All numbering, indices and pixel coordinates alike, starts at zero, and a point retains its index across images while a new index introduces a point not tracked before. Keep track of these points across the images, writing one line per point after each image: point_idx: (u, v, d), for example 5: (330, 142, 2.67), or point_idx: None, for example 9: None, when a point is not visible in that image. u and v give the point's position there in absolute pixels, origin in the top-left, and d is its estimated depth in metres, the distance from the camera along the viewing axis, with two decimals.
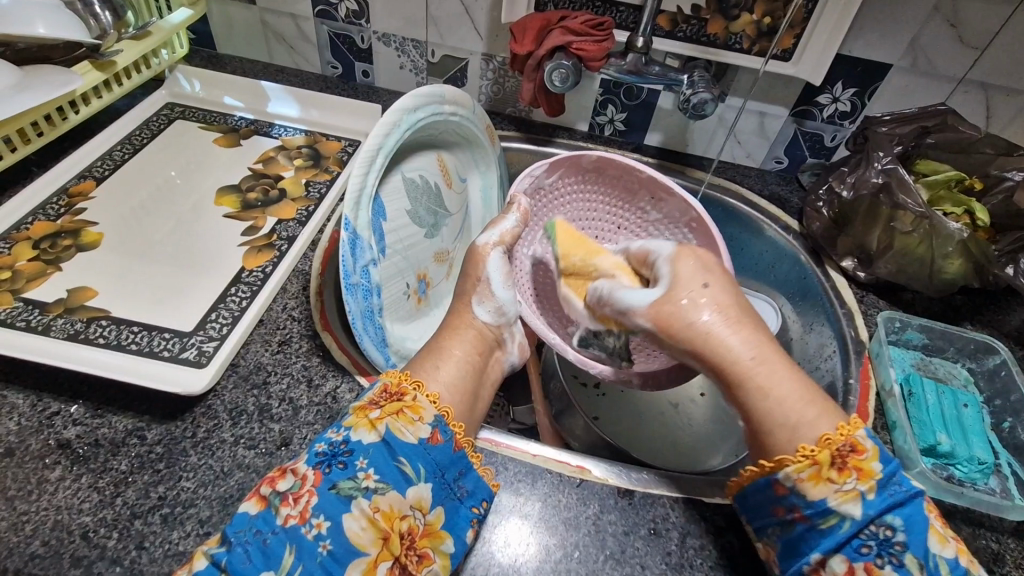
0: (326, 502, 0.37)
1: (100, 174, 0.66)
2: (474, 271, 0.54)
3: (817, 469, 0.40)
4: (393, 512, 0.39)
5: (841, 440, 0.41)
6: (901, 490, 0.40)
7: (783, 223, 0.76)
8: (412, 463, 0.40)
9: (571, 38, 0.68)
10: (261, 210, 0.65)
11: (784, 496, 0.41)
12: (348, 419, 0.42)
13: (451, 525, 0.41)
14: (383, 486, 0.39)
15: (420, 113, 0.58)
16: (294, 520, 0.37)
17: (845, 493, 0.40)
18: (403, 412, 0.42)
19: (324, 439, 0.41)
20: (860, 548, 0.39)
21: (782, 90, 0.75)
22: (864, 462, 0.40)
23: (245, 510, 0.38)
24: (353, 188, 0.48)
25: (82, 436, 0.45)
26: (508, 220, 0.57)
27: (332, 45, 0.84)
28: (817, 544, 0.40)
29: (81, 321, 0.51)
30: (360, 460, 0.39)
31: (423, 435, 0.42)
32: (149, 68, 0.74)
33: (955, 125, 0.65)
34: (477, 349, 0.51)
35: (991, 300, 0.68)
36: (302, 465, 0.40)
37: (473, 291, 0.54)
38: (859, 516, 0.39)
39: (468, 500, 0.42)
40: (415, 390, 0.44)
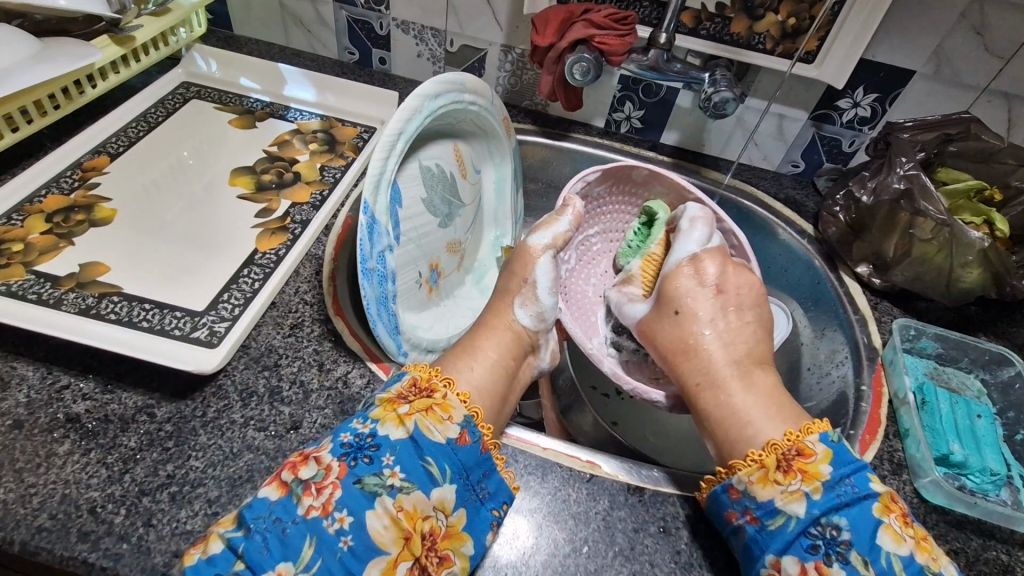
0: (350, 497, 0.37)
1: (115, 150, 0.66)
2: (521, 270, 0.55)
3: (763, 472, 0.42)
4: (416, 512, 0.39)
5: (787, 444, 0.43)
6: (849, 491, 0.40)
7: (798, 227, 0.75)
8: (438, 463, 0.40)
9: (594, 31, 0.68)
10: (275, 193, 0.65)
11: (737, 499, 0.43)
12: (376, 410, 0.42)
13: (472, 527, 0.41)
14: (408, 485, 0.39)
15: (441, 100, 0.57)
16: (316, 512, 0.37)
17: (790, 494, 0.41)
18: (433, 409, 0.42)
19: (351, 429, 0.41)
20: (810, 548, 0.39)
21: (803, 93, 0.75)
22: (810, 464, 0.42)
23: (265, 495, 0.38)
24: (374, 171, 0.47)
25: (91, 411, 0.44)
26: (563, 223, 0.58)
27: (350, 30, 0.84)
28: (767, 544, 0.40)
29: (93, 296, 0.51)
30: (387, 456, 0.39)
31: (451, 435, 0.42)
32: (167, 46, 0.74)
33: (978, 134, 0.65)
34: (512, 353, 0.52)
35: (1005, 312, 0.67)
36: (326, 455, 0.39)
37: (518, 291, 0.55)
38: (804, 514, 0.40)
39: (489, 502, 0.42)
40: (445, 387, 0.45)
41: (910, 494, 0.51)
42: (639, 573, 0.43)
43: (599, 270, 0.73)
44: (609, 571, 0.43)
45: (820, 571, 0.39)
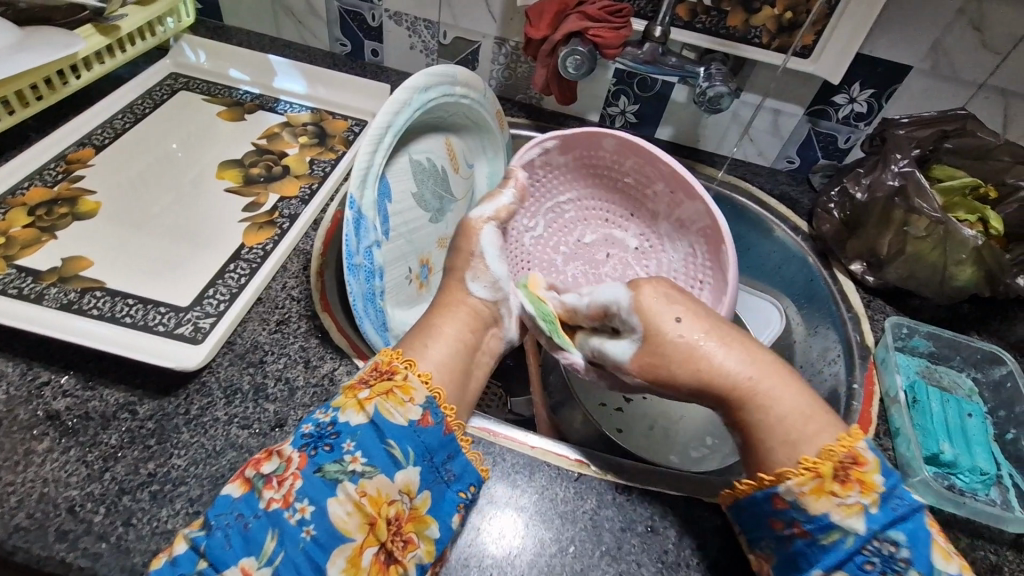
0: (310, 486, 0.37)
1: (100, 143, 0.65)
2: (465, 245, 0.53)
3: (819, 482, 0.39)
4: (381, 496, 0.38)
5: (842, 450, 0.40)
6: (906, 504, 0.38)
7: (792, 224, 0.75)
8: (401, 445, 0.40)
9: (588, 23, 0.67)
10: (263, 186, 0.64)
11: (785, 509, 0.40)
12: (338, 399, 0.42)
13: (438, 510, 0.40)
14: (371, 469, 0.38)
15: (431, 93, 0.56)
16: (277, 504, 0.37)
17: (848, 508, 0.38)
18: (393, 392, 0.41)
19: (312, 420, 0.41)
20: (863, 565, 0.38)
21: (800, 88, 0.74)
22: (867, 474, 0.39)
23: (228, 493, 0.38)
24: (360, 165, 0.46)
25: (72, 408, 0.44)
26: (505, 197, 0.57)
27: (342, 21, 0.83)
28: (818, 560, 0.39)
29: (75, 291, 0.50)
30: (347, 443, 0.39)
31: (413, 417, 0.41)
32: (155, 36, 0.72)
33: (973, 131, 0.64)
34: (470, 328, 0.49)
35: (999, 310, 0.67)
36: (288, 448, 0.39)
37: (467, 267, 0.52)
38: (863, 531, 0.38)
39: (455, 484, 0.42)
40: (406, 368, 0.43)
41: None
42: (626, 572, 0.43)
43: (572, 239, 0.72)
44: (594, 571, 0.42)
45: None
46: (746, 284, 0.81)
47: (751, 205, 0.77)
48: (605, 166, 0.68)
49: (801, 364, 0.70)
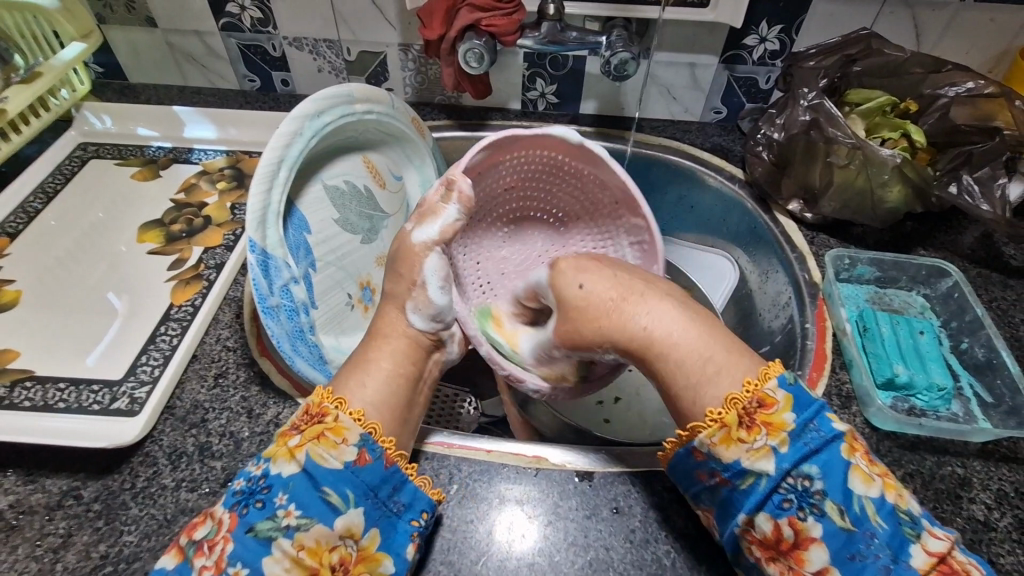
0: (243, 548, 0.37)
1: (14, 230, 0.64)
2: (407, 272, 0.48)
3: (727, 431, 0.39)
4: (321, 546, 0.37)
5: (748, 396, 0.39)
6: (816, 437, 0.38)
7: (727, 173, 0.74)
8: (338, 490, 0.39)
9: (479, 15, 0.65)
10: (186, 241, 0.63)
11: (703, 462, 0.40)
12: (269, 449, 0.41)
13: (389, 545, 0.40)
14: (307, 521, 0.38)
15: (327, 117, 0.55)
16: (210, 570, 0.36)
17: (756, 451, 0.38)
18: (325, 435, 0.40)
19: (245, 475, 0.40)
20: (781, 503, 0.38)
21: (708, 37, 0.72)
22: (774, 415, 0.39)
23: (163, 566, 0.38)
24: (254, 207, 0.46)
25: (15, 505, 0.43)
26: (451, 213, 0.49)
27: (245, 58, 0.81)
28: (743, 506, 0.39)
29: (4, 385, 0.49)
30: (280, 496, 0.38)
31: (348, 458, 0.40)
32: (49, 110, 0.71)
33: (879, 49, 0.65)
34: (409, 359, 0.47)
35: (942, 221, 0.66)
36: (220, 508, 0.39)
37: (407, 295, 0.48)
38: (774, 471, 0.38)
39: (405, 514, 0.41)
40: (338, 408, 0.41)
41: (861, 425, 0.50)
42: (596, 559, 0.42)
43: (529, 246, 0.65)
44: (564, 567, 0.42)
45: (795, 526, 0.38)
46: (696, 241, 0.80)
47: (684, 161, 0.76)
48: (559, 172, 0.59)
49: (759, 311, 0.69)
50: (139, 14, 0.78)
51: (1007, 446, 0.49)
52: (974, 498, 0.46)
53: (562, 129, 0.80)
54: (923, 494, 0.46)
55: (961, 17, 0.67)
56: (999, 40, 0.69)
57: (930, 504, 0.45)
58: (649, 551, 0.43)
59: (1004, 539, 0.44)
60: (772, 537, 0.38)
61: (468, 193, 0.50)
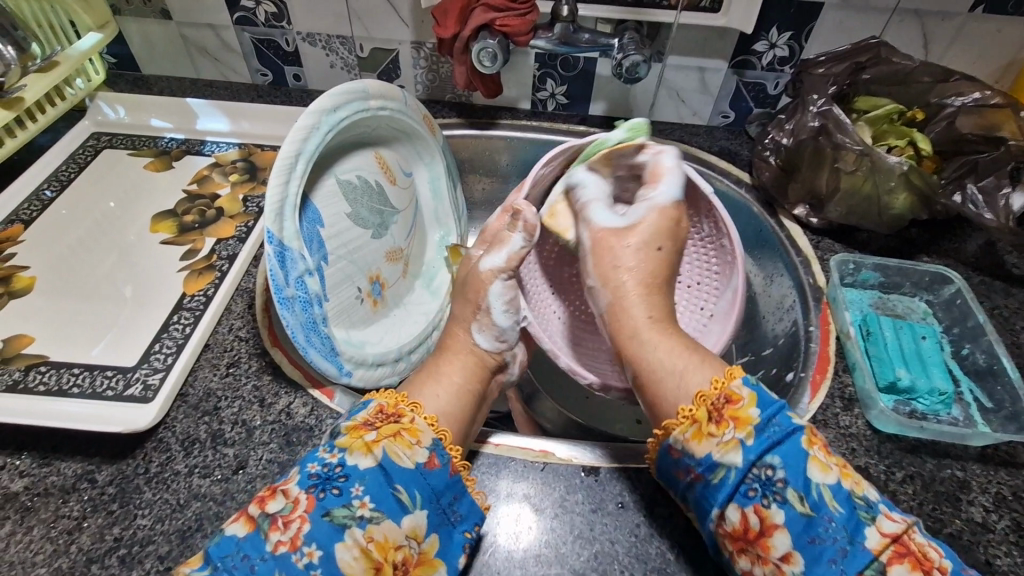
0: (319, 531, 0.37)
1: (28, 217, 0.64)
2: (475, 297, 0.52)
3: (697, 427, 0.42)
4: (388, 541, 0.38)
5: (715, 393, 0.42)
6: (778, 430, 0.40)
7: (734, 177, 0.74)
8: (408, 489, 0.40)
9: (494, 15, 0.66)
10: (199, 232, 0.63)
11: (679, 459, 0.42)
12: (343, 439, 0.41)
13: (445, 551, 0.40)
14: (378, 514, 0.38)
15: (343, 113, 0.55)
16: (284, 547, 0.37)
17: (725, 445, 0.40)
18: (401, 435, 0.41)
19: (318, 459, 0.40)
20: (747, 493, 0.39)
21: (718, 43, 0.73)
22: (740, 410, 0.41)
23: (233, 533, 0.38)
24: (273, 200, 0.47)
25: (30, 487, 0.44)
26: (516, 240, 0.51)
27: (258, 52, 0.82)
28: (714, 499, 0.40)
29: (19, 370, 0.50)
30: (356, 487, 0.39)
31: (420, 460, 0.41)
32: (64, 99, 0.72)
33: (888, 58, 0.66)
34: (476, 376, 0.50)
35: (946, 229, 0.67)
36: (294, 487, 0.39)
37: (471, 318, 0.52)
38: (741, 463, 0.40)
39: (461, 525, 0.41)
40: (412, 412, 0.43)
41: (863, 428, 0.51)
42: (601, 552, 0.43)
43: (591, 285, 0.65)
44: (569, 558, 0.43)
45: (760, 515, 0.39)
46: None
47: (691, 164, 0.76)
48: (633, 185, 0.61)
49: (762, 314, 0.70)
50: (154, 6, 0.79)
51: (1005, 450, 0.49)
52: (973, 501, 0.47)
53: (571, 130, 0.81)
54: (922, 496, 0.47)
55: (969, 27, 0.68)
56: (1007, 50, 0.69)
57: (929, 506, 0.46)
58: (653, 545, 0.44)
59: (1001, 541, 0.44)
60: (741, 528, 0.39)
61: (534, 222, 0.51)
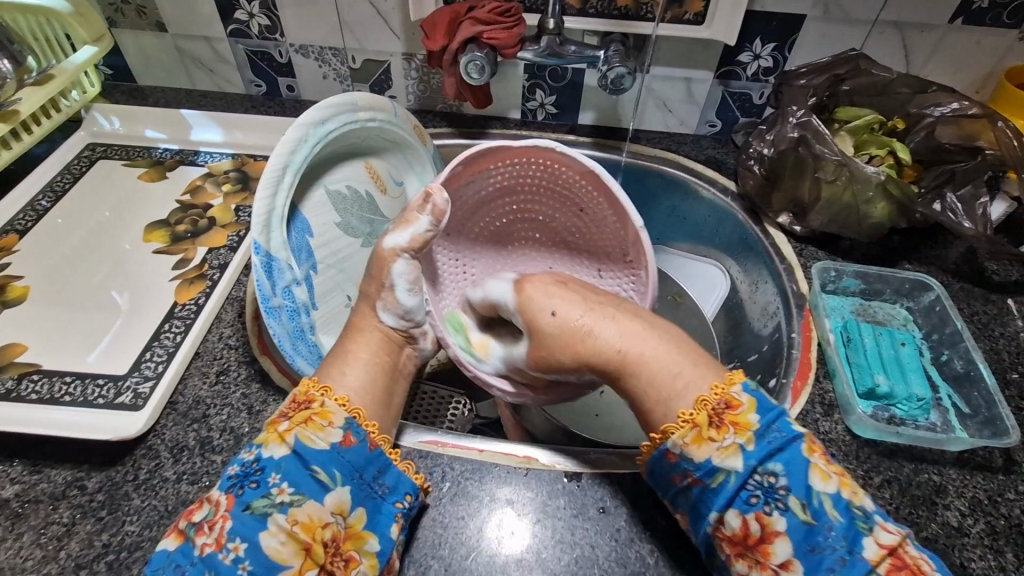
0: (241, 525, 0.38)
1: (23, 227, 0.65)
2: (379, 274, 0.50)
3: (698, 432, 0.41)
4: (313, 522, 0.39)
5: (715, 398, 0.42)
6: (779, 436, 0.40)
7: (720, 185, 0.76)
8: (327, 469, 0.40)
9: (481, 28, 0.67)
10: (191, 241, 0.64)
11: (677, 463, 0.42)
12: (261, 435, 0.42)
13: (374, 524, 0.41)
14: (299, 497, 0.39)
15: (331, 125, 0.57)
16: (210, 548, 0.38)
17: (725, 449, 0.40)
18: (313, 419, 0.42)
19: (238, 460, 0.41)
20: (748, 500, 0.40)
21: (703, 54, 0.74)
22: (741, 415, 0.41)
23: (165, 547, 0.39)
24: (260, 212, 0.48)
25: (21, 494, 0.45)
26: (423, 222, 0.50)
27: (251, 63, 0.83)
28: (714, 503, 0.40)
29: (11, 378, 0.51)
30: (273, 476, 0.39)
31: (334, 440, 0.41)
32: (60, 111, 0.73)
33: (868, 69, 0.67)
34: (384, 350, 0.50)
35: (928, 237, 0.68)
36: (216, 491, 0.40)
37: (377, 295, 0.50)
38: (742, 468, 0.40)
39: (390, 496, 0.42)
40: (323, 395, 0.44)
41: (842, 433, 0.52)
42: (582, 557, 0.44)
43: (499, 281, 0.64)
44: (550, 563, 0.44)
45: (761, 521, 0.39)
46: (689, 250, 0.82)
47: (678, 172, 0.77)
48: (555, 181, 0.61)
49: (749, 320, 0.71)
50: (150, 19, 0.80)
51: (982, 455, 0.50)
52: (949, 505, 0.47)
53: (560, 139, 0.82)
54: (899, 500, 0.48)
55: (948, 39, 0.69)
56: (986, 61, 0.70)
57: (906, 510, 0.47)
58: (633, 550, 0.44)
59: (975, 544, 0.45)
60: (741, 533, 0.40)
61: (443, 206, 0.50)
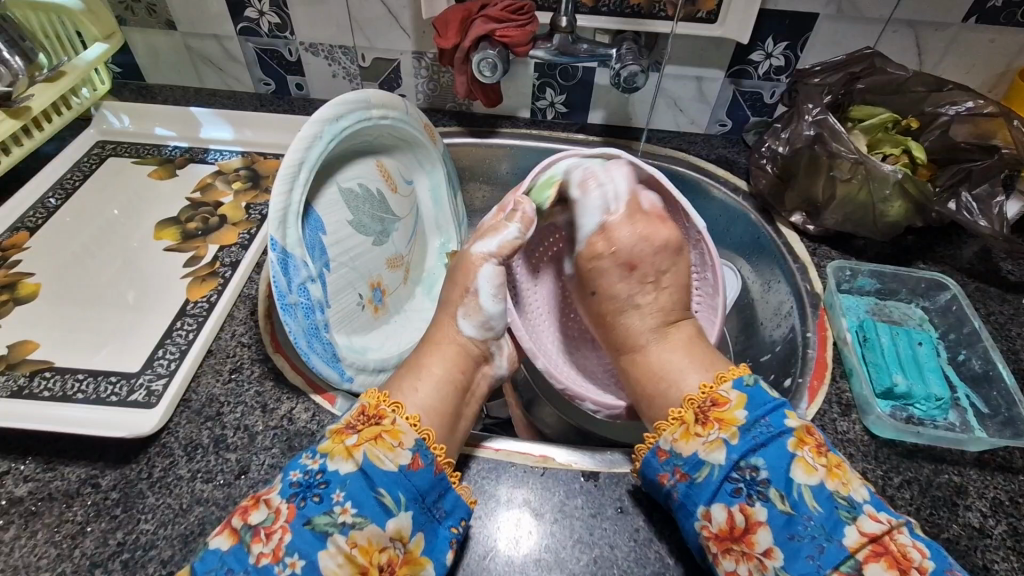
0: (301, 540, 0.37)
1: (34, 224, 0.65)
2: (463, 279, 0.51)
3: (685, 428, 0.44)
4: (372, 545, 0.38)
5: (702, 397, 0.46)
6: (764, 431, 0.42)
7: (731, 185, 0.75)
8: (392, 492, 0.40)
9: (493, 26, 0.67)
10: (202, 239, 0.64)
11: (666, 461, 0.44)
12: (326, 443, 0.42)
13: (432, 549, 0.41)
14: (361, 519, 0.39)
15: (345, 122, 0.56)
16: (267, 558, 0.37)
17: (711, 444, 0.43)
18: (383, 437, 0.42)
19: (300, 466, 0.41)
20: (732, 492, 0.41)
21: (715, 52, 0.74)
22: (725, 412, 0.44)
23: (217, 546, 0.38)
24: (276, 208, 0.48)
25: (34, 492, 0.44)
26: (512, 231, 0.52)
27: (261, 61, 0.83)
28: (698, 498, 0.42)
29: (24, 375, 0.51)
30: (337, 492, 0.39)
31: (403, 461, 0.41)
32: (70, 108, 0.73)
33: (882, 68, 0.66)
34: (458, 367, 0.49)
35: (942, 236, 0.68)
36: (276, 497, 0.39)
37: (460, 303, 0.51)
38: (725, 461, 0.42)
39: (447, 520, 0.42)
40: (394, 412, 0.44)
41: (861, 433, 0.51)
42: (600, 557, 0.43)
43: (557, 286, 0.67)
44: (569, 563, 0.43)
45: (745, 512, 0.40)
46: None
47: (689, 172, 0.77)
48: None
49: (760, 321, 0.71)
50: (160, 17, 0.80)
51: (1002, 455, 0.50)
52: (970, 506, 0.47)
53: (570, 138, 0.82)
54: (920, 501, 0.47)
55: (962, 37, 0.69)
56: (1000, 59, 0.70)
57: (927, 511, 0.47)
58: (652, 550, 0.44)
59: (998, 545, 0.45)
60: (727, 527, 0.41)
61: (531, 216, 0.53)
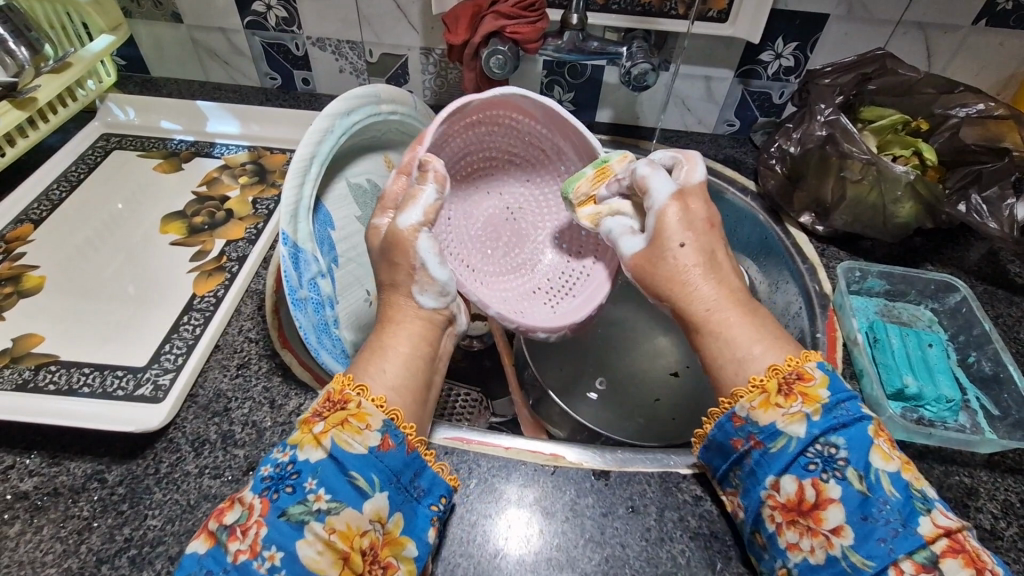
0: (278, 532, 0.36)
1: (38, 217, 0.65)
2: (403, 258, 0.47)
3: (765, 396, 0.41)
4: (352, 530, 0.37)
5: (788, 368, 0.42)
6: (845, 414, 0.39)
7: (740, 185, 0.75)
8: (365, 475, 0.38)
9: (504, 22, 0.66)
10: (208, 234, 0.63)
11: (741, 426, 0.41)
12: (295, 434, 0.40)
13: (412, 528, 0.40)
14: (337, 504, 0.37)
15: (355, 117, 0.56)
16: (245, 555, 0.35)
17: (792, 415, 0.40)
18: (349, 421, 0.39)
19: (272, 460, 0.39)
20: (807, 466, 0.39)
21: (724, 52, 0.74)
22: (810, 388, 0.40)
23: (194, 550, 0.37)
24: (287, 203, 0.48)
25: (40, 487, 0.44)
26: (429, 193, 0.47)
27: (267, 55, 0.82)
28: (769, 468, 0.40)
29: (29, 369, 0.50)
30: (310, 481, 0.37)
31: (372, 444, 0.39)
32: (76, 100, 0.72)
33: (893, 69, 0.66)
34: (425, 340, 0.47)
35: (950, 239, 0.68)
36: (249, 494, 0.38)
37: (409, 282, 0.47)
38: (804, 435, 0.39)
39: (426, 499, 0.41)
40: (359, 395, 0.41)
41: None
42: (611, 556, 0.43)
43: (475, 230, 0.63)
44: (580, 562, 0.43)
45: (817, 488, 0.38)
46: None
47: None
48: (507, 126, 0.60)
49: None
50: (166, 10, 0.79)
51: (1012, 457, 0.50)
52: (981, 507, 0.47)
53: None
54: None
55: (971, 40, 0.69)
56: (1009, 63, 0.70)
57: None
58: (664, 550, 0.44)
59: (1010, 547, 0.45)
60: (795, 498, 0.39)
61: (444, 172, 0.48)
